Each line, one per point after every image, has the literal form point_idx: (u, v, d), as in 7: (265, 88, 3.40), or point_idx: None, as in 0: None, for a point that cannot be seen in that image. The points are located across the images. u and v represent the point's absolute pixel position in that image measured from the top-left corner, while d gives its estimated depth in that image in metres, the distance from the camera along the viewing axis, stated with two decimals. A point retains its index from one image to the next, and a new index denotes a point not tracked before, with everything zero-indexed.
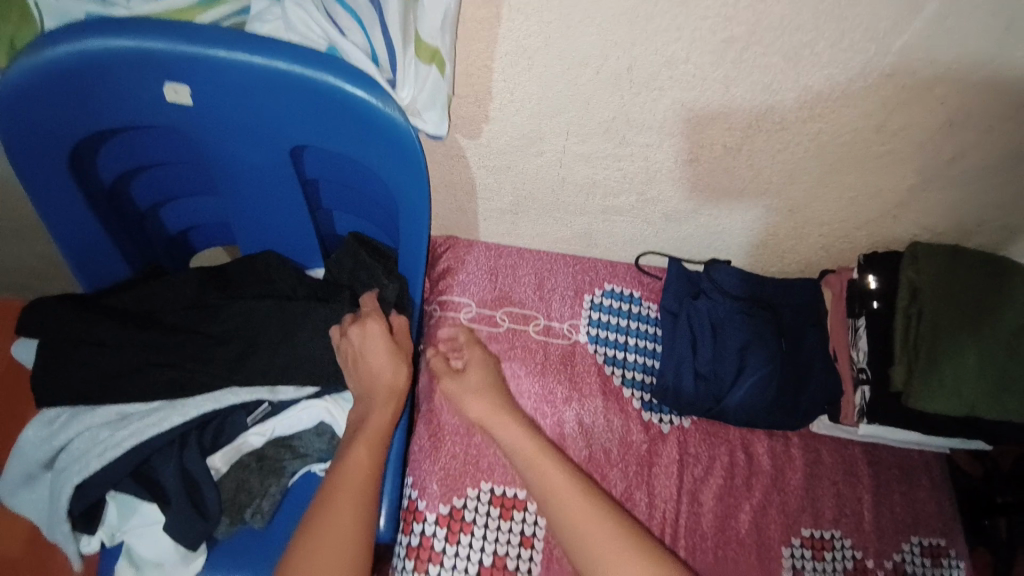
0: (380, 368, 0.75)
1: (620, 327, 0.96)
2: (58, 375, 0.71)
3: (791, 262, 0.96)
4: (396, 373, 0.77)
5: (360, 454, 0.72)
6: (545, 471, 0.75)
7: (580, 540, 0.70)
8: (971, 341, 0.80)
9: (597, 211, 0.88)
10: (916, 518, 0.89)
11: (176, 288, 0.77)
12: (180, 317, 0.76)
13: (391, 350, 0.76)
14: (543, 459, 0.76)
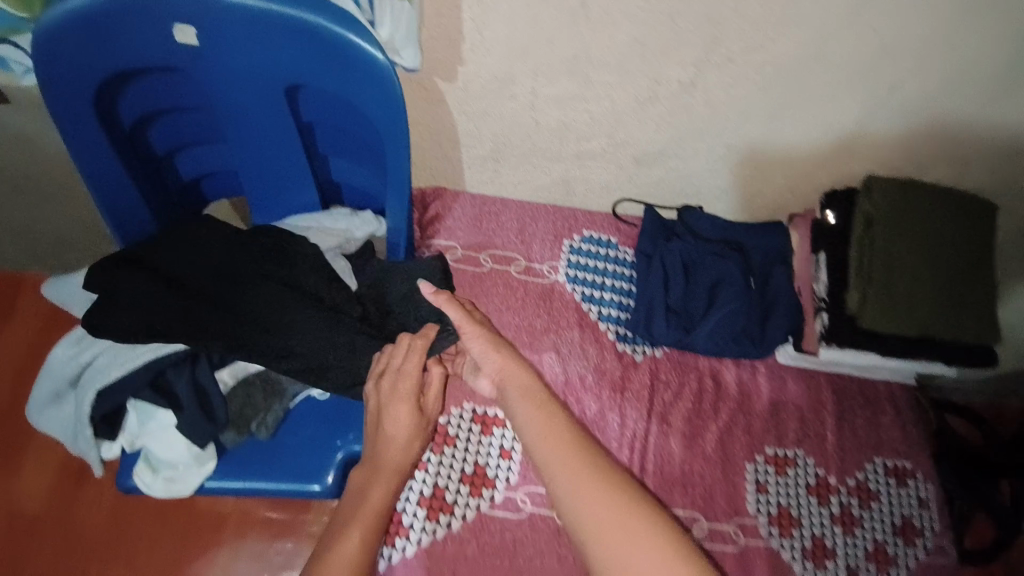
0: (397, 437, 0.77)
1: (597, 269, 1.03)
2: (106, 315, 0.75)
3: (760, 206, 1.02)
4: (408, 447, 0.78)
5: (352, 536, 0.70)
6: (546, 439, 0.68)
7: (574, 506, 0.63)
8: (923, 266, 0.85)
9: (571, 156, 0.94)
10: (879, 441, 0.94)
11: (220, 258, 0.80)
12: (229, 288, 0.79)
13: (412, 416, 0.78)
14: (544, 432, 0.69)
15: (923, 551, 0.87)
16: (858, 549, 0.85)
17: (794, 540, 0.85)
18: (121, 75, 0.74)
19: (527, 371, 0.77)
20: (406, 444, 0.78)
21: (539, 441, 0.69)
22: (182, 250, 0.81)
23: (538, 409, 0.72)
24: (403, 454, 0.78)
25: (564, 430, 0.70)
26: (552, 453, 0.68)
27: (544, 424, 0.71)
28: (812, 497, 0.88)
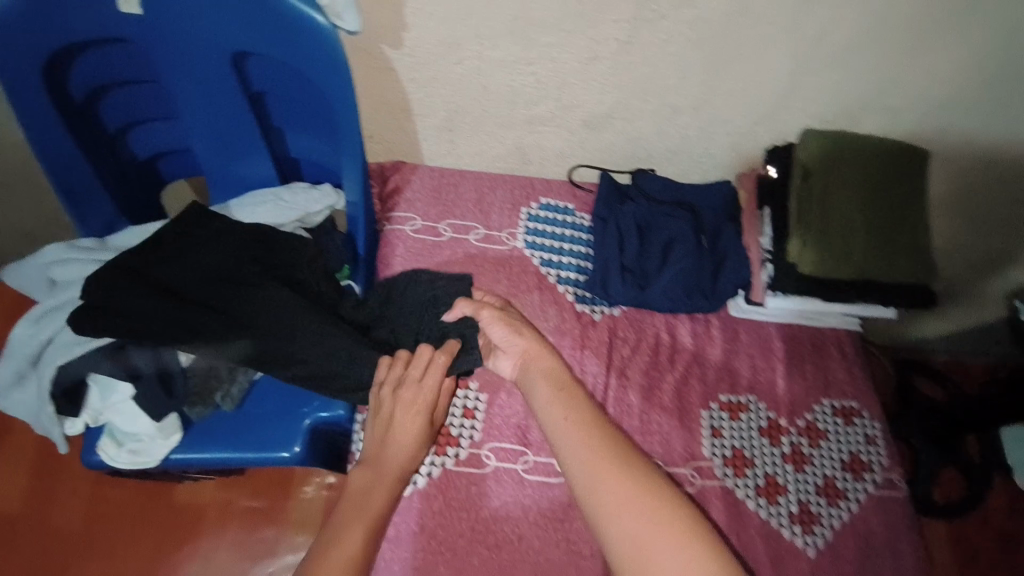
0: (402, 444, 0.75)
1: (556, 235, 1.06)
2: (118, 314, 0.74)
3: (709, 167, 1.06)
4: (412, 456, 0.75)
5: (351, 532, 0.67)
6: (574, 413, 0.69)
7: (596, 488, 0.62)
8: (857, 211, 0.91)
9: (522, 122, 0.97)
10: (827, 383, 0.99)
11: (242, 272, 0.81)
12: (249, 301, 0.79)
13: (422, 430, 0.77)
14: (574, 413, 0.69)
15: (872, 484, 0.92)
16: (809, 483, 0.90)
17: (748, 480, 0.90)
18: (70, 47, 0.75)
19: (552, 359, 0.77)
20: (410, 452, 0.76)
21: (561, 426, 0.68)
22: (193, 255, 0.81)
23: (557, 397, 0.71)
24: (406, 464, 0.75)
25: (586, 421, 0.69)
26: (570, 440, 0.67)
27: (565, 411, 0.70)
28: (763, 438, 0.94)
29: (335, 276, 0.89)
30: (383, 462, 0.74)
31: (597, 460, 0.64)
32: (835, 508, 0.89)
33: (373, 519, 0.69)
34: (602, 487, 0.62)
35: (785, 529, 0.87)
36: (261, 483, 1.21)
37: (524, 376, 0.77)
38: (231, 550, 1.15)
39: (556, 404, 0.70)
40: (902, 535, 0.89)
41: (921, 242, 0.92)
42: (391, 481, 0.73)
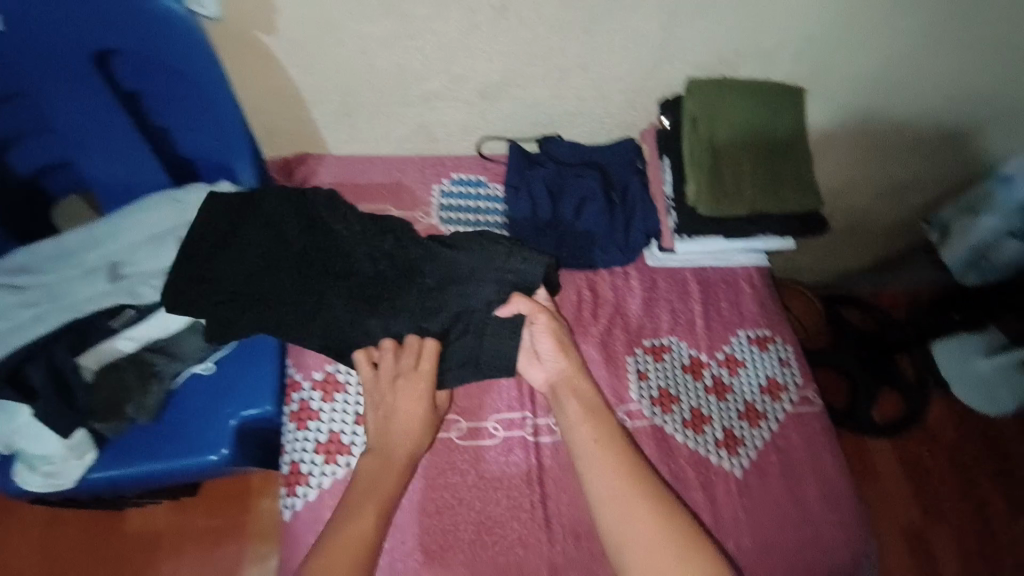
0: (408, 427, 0.82)
1: (470, 208, 1.07)
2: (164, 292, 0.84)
3: (611, 125, 1.09)
4: (416, 442, 0.82)
5: (360, 517, 0.73)
6: (604, 437, 0.80)
7: (620, 501, 0.75)
8: (743, 150, 0.96)
9: (419, 99, 0.98)
10: (742, 317, 1.05)
11: (275, 259, 0.87)
12: (282, 284, 0.85)
13: (425, 416, 0.83)
14: (603, 433, 0.81)
15: (789, 403, 0.99)
16: (730, 410, 0.97)
17: (675, 415, 0.95)
18: None
19: (585, 381, 0.86)
20: (415, 434, 0.82)
21: (599, 478, 0.77)
22: (219, 262, 0.86)
23: (597, 448, 0.79)
24: (412, 449, 0.82)
25: (617, 459, 0.78)
26: (609, 493, 0.76)
27: (603, 464, 0.78)
28: (686, 374, 0.99)
29: (387, 238, 0.89)
30: (390, 450, 0.80)
31: (631, 516, 0.73)
32: (755, 429, 0.96)
33: (383, 502, 0.76)
34: (630, 541, 0.72)
35: (712, 455, 0.93)
36: (213, 500, 1.27)
37: (555, 397, 0.86)
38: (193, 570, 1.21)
39: (597, 456, 0.79)
40: (820, 445, 0.96)
41: (806, 172, 0.98)
42: (396, 467, 0.80)
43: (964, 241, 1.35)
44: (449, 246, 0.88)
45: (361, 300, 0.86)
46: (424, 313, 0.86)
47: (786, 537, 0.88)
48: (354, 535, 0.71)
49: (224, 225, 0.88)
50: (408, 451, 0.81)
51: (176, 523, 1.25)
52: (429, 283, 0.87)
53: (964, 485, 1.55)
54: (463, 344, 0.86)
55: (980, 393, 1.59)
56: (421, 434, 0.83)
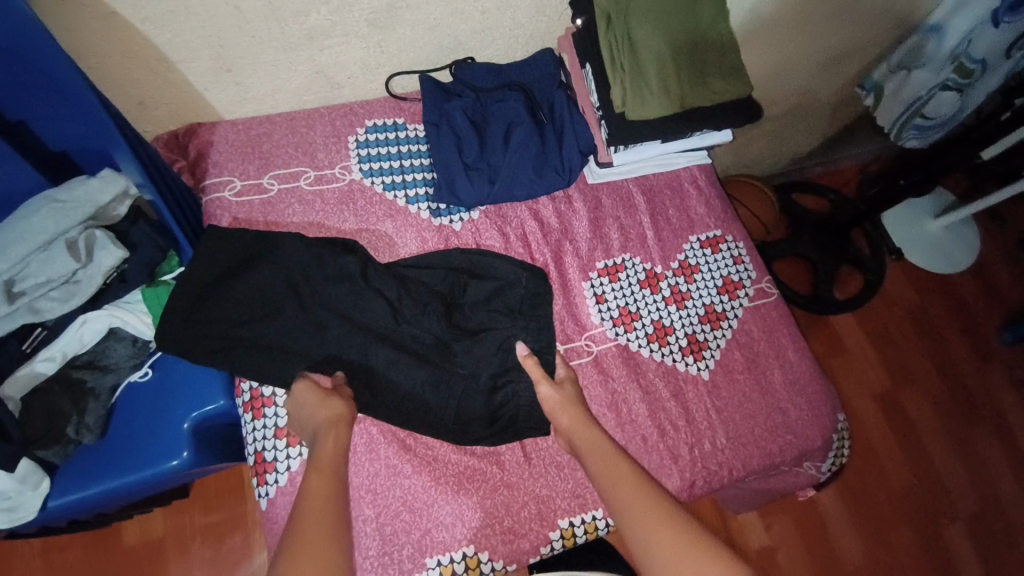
0: (315, 409, 0.75)
1: (392, 155, 0.99)
2: (181, 326, 0.81)
3: (523, 37, 1.01)
4: (331, 412, 0.74)
5: (315, 483, 0.65)
6: (615, 466, 0.72)
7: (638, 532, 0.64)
8: (665, 43, 0.88)
9: (304, 39, 0.87)
10: (691, 222, 1.03)
11: (318, 314, 0.85)
12: (325, 339, 0.84)
13: (324, 395, 0.76)
14: (617, 459, 0.73)
15: (746, 298, 0.99)
16: (692, 316, 0.96)
17: (638, 331, 0.93)
18: None
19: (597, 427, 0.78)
20: (328, 407, 0.75)
21: (610, 486, 0.70)
22: (265, 309, 0.84)
23: (603, 458, 0.73)
24: (331, 418, 0.73)
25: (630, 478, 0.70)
26: (625, 502, 0.67)
27: (611, 470, 0.71)
28: (645, 289, 0.96)
29: (439, 290, 0.90)
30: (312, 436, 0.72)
31: (648, 514, 0.65)
32: (717, 331, 0.96)
33: (329, 472, 0.67)
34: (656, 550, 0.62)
35: (679, 363, 0.93)
36: (210, 498, 1.22)
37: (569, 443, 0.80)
38: (205, 566, 1.17)
39: (604, 468, 0.72)
40: (780, 333, 0.98)
41: (732, 56, 0.93)
42: (324, 437, 0.71)
43: (898, 98, 1.29)
44: (512, 282, 0.92)
45: (421, 344, 0.86)
46: (471, 369, 0.87)
47: (758, 427, 0.90)
48: (315, 503, 0.63)
49: (280, 280, 0.85)
50: (332, 416, 0.73)
51: (176, 527, 1.19)
52: (478, 316, 0.90)
53: (924, 344, 1.62)
54: (509, 397, 0.87)
55: (938, 257, 1.70)
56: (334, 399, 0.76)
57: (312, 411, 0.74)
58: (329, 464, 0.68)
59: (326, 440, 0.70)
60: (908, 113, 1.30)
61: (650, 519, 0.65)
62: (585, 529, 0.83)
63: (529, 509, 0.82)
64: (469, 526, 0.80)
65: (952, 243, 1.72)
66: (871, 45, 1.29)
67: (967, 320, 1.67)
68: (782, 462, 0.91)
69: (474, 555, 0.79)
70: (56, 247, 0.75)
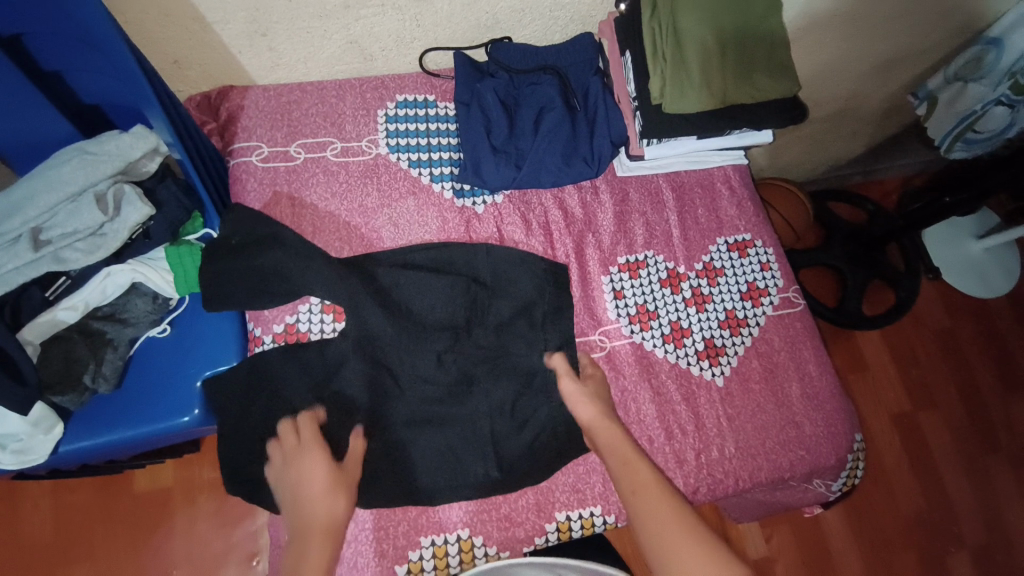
0: (314, 492, 0.71)
1: (420, 132, 0.98)
2: (211, 285, 0.82)
3: (564, 19, 0.98)
4: (332, 505, 0.71)
5: None
6: (637, 466, 0.72)
7: (654, 530, 0.66)
8: (711, 34, 0.85)
9: (340, 8, 0.86)
10: (720, 223, 1.00)
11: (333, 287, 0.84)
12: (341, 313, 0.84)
13: (328, 476, 0.73)
14: (635, 456, 0.73)
15: (770, 306, 0.96)
16: (711, 320, 0.93)
17: (654, 331, 0.91)
18: None
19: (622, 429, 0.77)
20: (327, 497, 0.71)
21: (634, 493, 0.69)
22: (282, 280, 0.84)
23: (623, 461, 0.73)
24: (329, 516, 0.70)
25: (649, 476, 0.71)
26: (643, 505, 0.68)
27: (633, 474, 0.71)
28: (665, 288, 0.94)
29: (458, 272, 0.89)
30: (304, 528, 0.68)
31: (663, 512, 0.67)
32: (737, 337, 0.93)
33: None
34: (671, 551, 0.63)
35: (694, 367, 0.90)
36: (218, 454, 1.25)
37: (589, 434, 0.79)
38: (210, 520, 1.20)
39: (626, 472, 0.72)
40: (803, 346, 0.95)
41: (780, 53, 0.88)
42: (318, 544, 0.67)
43: (951, 110, 1.22)
44: (532, 273, 0.91)
45: (433, 329, 0.86)
46: (481, 355, 0.86)
47: (770, 439, 0.88)
48: None
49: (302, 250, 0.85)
50: (329, 518, 0.70)
51: (185, 478, 1.23)
52: (493, 303, 0.89)
53: (950, 368, 1.56)
54: (518, 386, 0.86)
55: (977, 280, 1.63)
56: (334, 497, 0.71)
57: (309, 504, 0.70)
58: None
59: (312, 552, 0.66)
60: (959, 127, 1.24)
61: (669, 524, 0.66)
62: (582, 525, 0.83)
63: (526, 499, 0.82)
64: (466, 509, 0.80)
65: (993, 268, 1.65)
66: (929, 51, 1.22)
67: (1000, 348, 1.60)
68: (791, 478, 0.88)
69: (468, 538, 0.80)
70: (84, 200, 0.77)
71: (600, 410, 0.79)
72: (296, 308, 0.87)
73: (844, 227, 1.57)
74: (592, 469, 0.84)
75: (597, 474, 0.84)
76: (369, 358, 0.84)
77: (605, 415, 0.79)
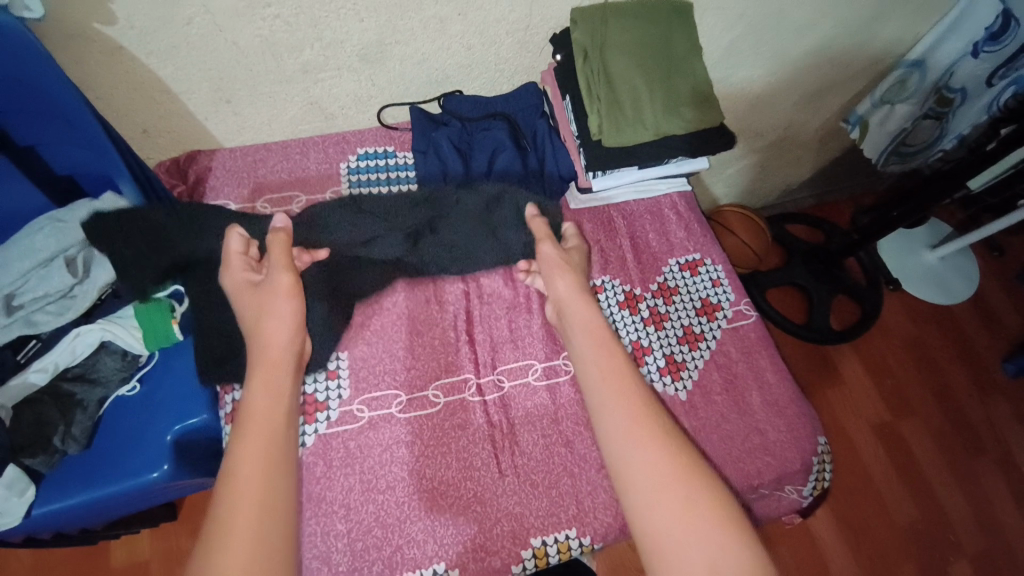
0: (256, 316, 0.76)
1: (381, 181, 1.04)
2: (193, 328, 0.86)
3: (508, 71, 1.06)
4: (291, 334, 0.76)
5: (248, 443, 0.66)
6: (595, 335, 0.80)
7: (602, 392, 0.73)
8: (638, 74, 0.93)
9: (298, 73, 0.93)
10: (670, 246, 1.06)
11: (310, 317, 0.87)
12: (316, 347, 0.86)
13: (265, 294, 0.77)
14: (597, 326, 0.80)
15: (724, 320, 1.01)
16: (670, 337, 0.97)
17: None
18: None
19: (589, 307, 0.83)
20: (274, 312, 0.76)
21: (598, 368, 0.76)
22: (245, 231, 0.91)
23: (590, 339, 0.79)
24: (286, 342, 0.76)
25: (608, 348, 0.78)
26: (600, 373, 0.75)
27: (598, 353, 0.77)
28: (623, 310, 0.98)
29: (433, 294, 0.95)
30: (259, 357, 0.73)
31: (616, 380, 0.74)
32: (695, 352, 0.97)
33: (262, 421, 0.68)
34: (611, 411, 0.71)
35: (657, 383, 0.93)
36: (198, 519, 1.22)
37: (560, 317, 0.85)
38: None
39: (595, 344, 0.78)
40: (759, 355, 0.99)
41: (704, 88, 0.97)
42: (268, 368, 0.73)
43: (883, 130, 1.33)
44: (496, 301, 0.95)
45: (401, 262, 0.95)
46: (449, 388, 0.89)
47: (736, 448, 0.90)
48: (254, 469, 0.64)
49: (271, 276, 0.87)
50: (279, 358, 0.74)
51: (164, 547, 1.19)
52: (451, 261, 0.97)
53: (922, 375, 1.60)
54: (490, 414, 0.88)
55: (932, 285, 1.70)
56: (275, 303, 0.76)
57: (262, 329, 0.75)
58: (261, 412, 0.69)
59: (257, 380, 0.71)
60: (894, 143, 1.35)
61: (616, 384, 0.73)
62: (558, 550, 0.83)
63: (502, 526, 0.82)
64: (441, 543, 0.80)
65: (946, 273, 1.72)
66: (852, 80, 1.32)
67: (967, 349, 1.65)
68: (761, 486, 0.90)
69: (445, 573, 0.79)
70: (53, 264, 0.80)
71: (573, 288, 0.85)
72: (334, 421, 0.86)
73: (802, 247, 1.64)
74: (566, 492, 0.85)
75: (570, 496, 0.85)
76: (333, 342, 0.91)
77: (581, 291, 0.85)
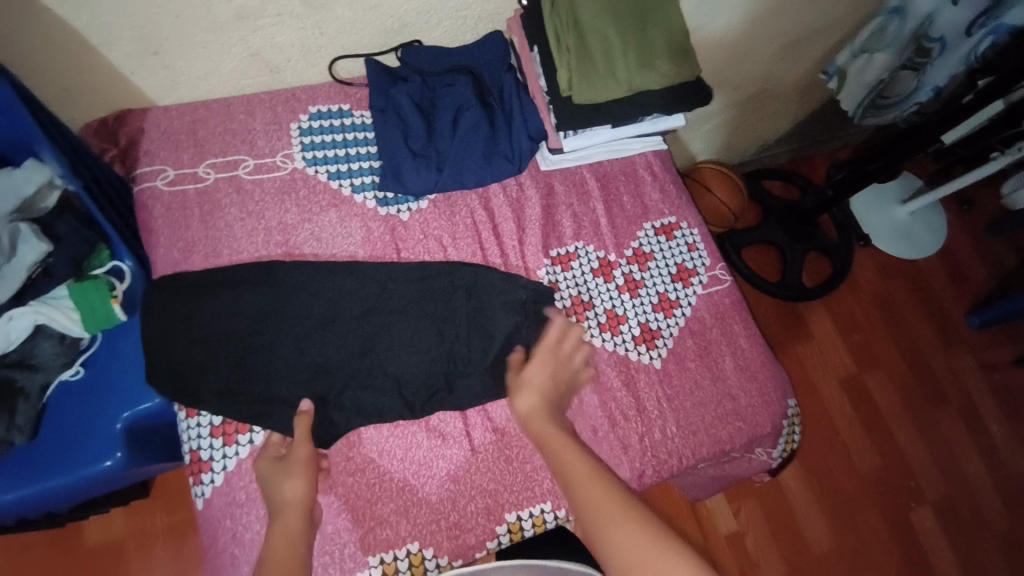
0: (286, 487, 0.73)
1: (337, 143, 0.96)
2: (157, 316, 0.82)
3: (471, 19, 0.98)
4: (308, 490, 0.74)
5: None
6: (563, 455, 0.74)
7: (589, 508, 0.69)
8: (610, 23, 0.87)
9: (233, 21, 0.83)
10: (645, 209, 1.02)
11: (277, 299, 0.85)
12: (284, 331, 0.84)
13: (287, 469, 0.74)
14: (568, 445, 0.75)
15: (699, 286, 0.99)
16: (645, 304, 0.95)
17: (590, 320, 0.92)
18: None
19: (551, 424, 0.78)
20: (294, 481, 0.73)
21: (573, 480, 0.72)
22: (236, 349, 0.82)
23: (565, 459, 0.74)
24: (305, 499, 0.73)
25: (584, 464, 0.73)
26: (586, 494, 0.70)
27: (569, 462, 0.74)
28: (598, 278, 0.95)
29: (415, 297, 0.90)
30: (279, 515, 0.71)
31: (607, 503, 0.69)
32: (670, 318, 0.95)
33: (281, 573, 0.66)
34: (614, 535, 0.66)
35: (631, 352, 0.91)
36: (170, 498, 1.19)
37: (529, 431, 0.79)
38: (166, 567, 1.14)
39: (567, 464, 0.74)
40: (732, 320, 0.97)
41: (679, 38, 0.90)
42: (291, 527, 0.70)
43: (860, 80, 1.27)
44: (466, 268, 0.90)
45: (406, 383, 0.84)
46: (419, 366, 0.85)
47: (709, 414, 0.90)
48: None
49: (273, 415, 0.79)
50: (301, 505, 0.72)
51: (136, 527, 1.16)
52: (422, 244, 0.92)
53: (892, 331, 1.63)
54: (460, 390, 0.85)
55: (903, 242, 1.71)
56: (293, 480, 0.73)
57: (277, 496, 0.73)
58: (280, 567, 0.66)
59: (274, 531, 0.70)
60: (870, 95, 1.29)
61: (602, 504, 0.69)
62: (532, 523, 0.82)
63: (476, 504, 0.81)
64: (414, 522, 0.79)
65: (917, 229, 1.73)
66: (831, 28, 1.27)
67: (933, 304, 1.68)
68: (732, 450, 0.91)
69: (418, 552, 0.78)
70: None
71: (540, 402, 0.80)
72: None
73: (775, 206, 1.62)
74: (540, 465, 0.84)
75: (543, 470, 0.84)
76: (286, 315, 0.85)
77: (543, 411, 0.79)
